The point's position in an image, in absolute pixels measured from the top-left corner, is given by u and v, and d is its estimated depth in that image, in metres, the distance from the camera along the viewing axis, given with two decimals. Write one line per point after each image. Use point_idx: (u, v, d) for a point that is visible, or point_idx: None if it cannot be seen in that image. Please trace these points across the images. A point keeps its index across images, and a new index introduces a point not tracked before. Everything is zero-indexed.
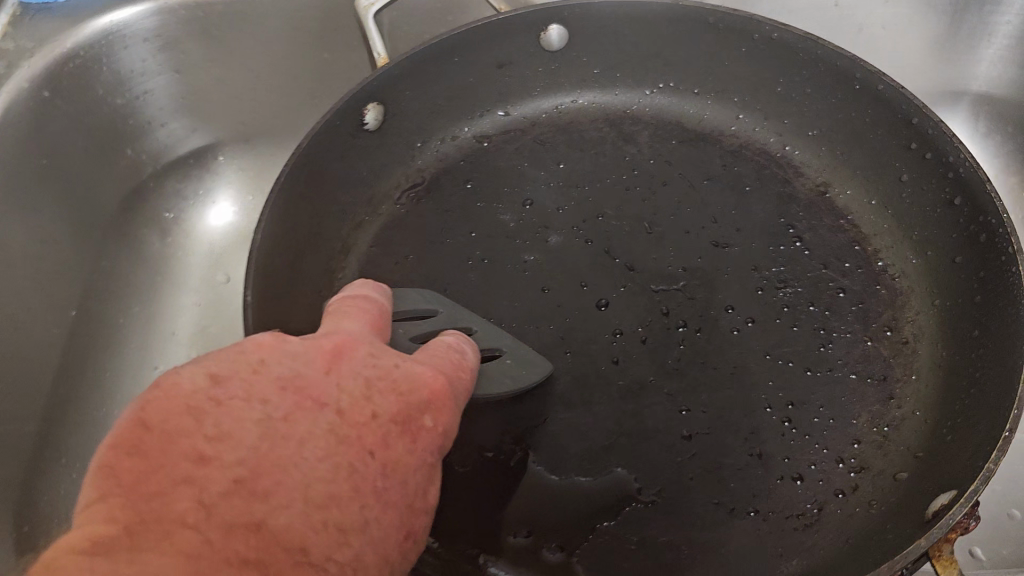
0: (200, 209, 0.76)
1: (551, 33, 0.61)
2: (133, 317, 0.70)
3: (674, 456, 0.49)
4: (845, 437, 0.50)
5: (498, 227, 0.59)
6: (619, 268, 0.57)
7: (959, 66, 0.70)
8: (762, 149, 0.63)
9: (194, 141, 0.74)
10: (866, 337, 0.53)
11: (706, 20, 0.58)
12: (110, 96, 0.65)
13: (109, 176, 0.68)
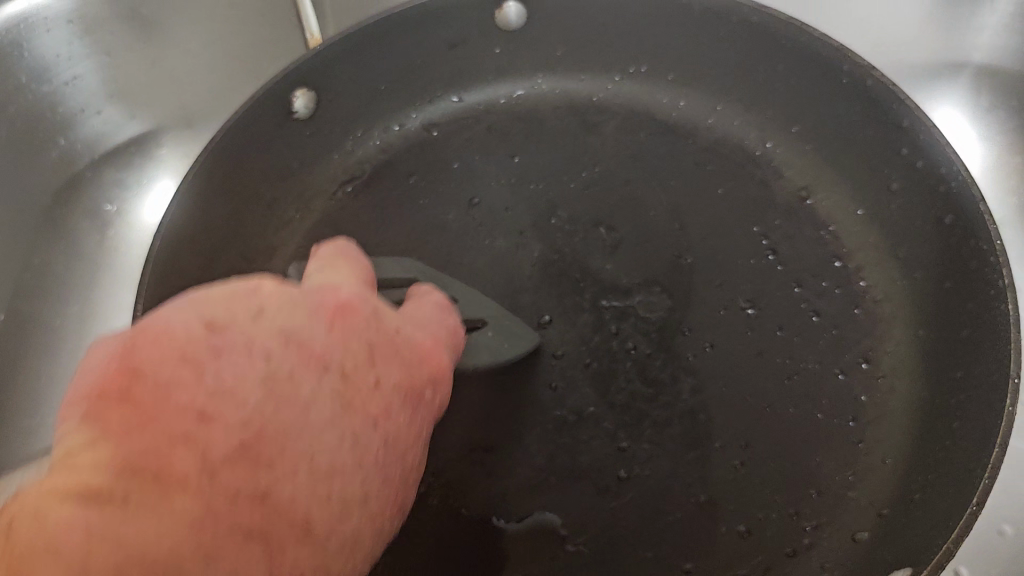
0: (140, 194, 0.67)
1: (508, 10, 0.55)
2: (64, 326, 0.62)
3: (608, 501, 0.45)
4: (804, 484, 0.45)
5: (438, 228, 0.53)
6: (568, 280, 0.51)
7: (957, 32, 0.59)
8: (739, 146, 0.56)
9: (132, 129, 0.65)
10: (837, 369, 0.48)
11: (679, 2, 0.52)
12: (33, 82, 0.59)
13: (35, 171, 0.61)
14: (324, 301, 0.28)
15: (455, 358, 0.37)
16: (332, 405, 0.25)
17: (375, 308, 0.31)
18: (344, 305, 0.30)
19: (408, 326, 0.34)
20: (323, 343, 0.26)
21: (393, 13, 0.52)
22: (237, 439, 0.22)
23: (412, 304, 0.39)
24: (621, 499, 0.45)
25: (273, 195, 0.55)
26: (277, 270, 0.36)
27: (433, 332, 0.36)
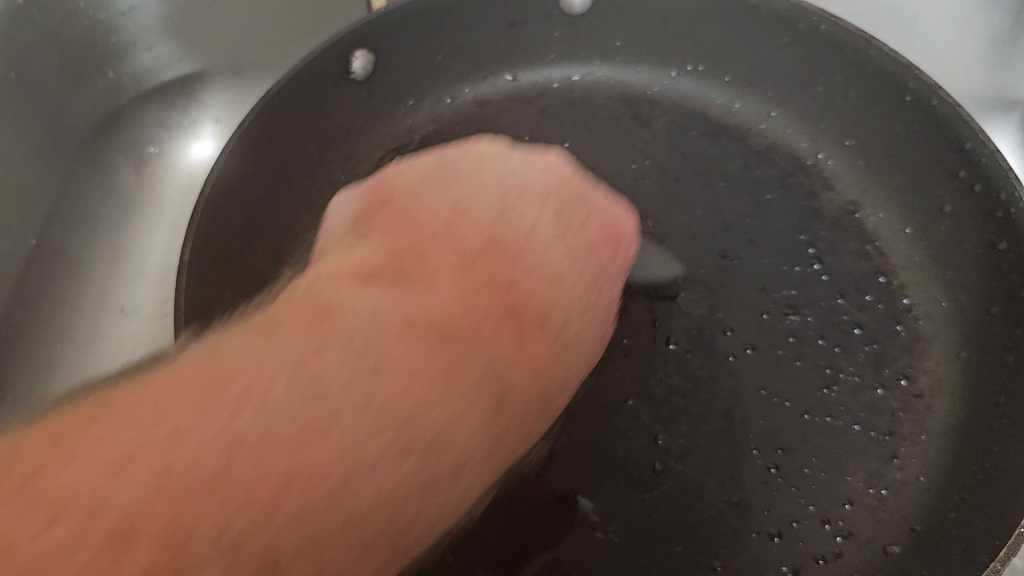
0: (185, 137, 0.67)
1: None
2: (96, 257, 0.62)
3: (640, 494, 0.44)
4: (836, 495, 0.45)
5: None
6: None
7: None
8: (791, 154, 0.56)
9: (181, 70, 0.65)
10: (875, 385, 0.47)
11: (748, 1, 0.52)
12: (91, 9, 0.59)
13: (81, 98, 0.61)
14: (502, 252, 0.32)
15: (613, 291, 0.36)
16: (446, 385, 0.25)
17: (546, 250, 0.33)
18: (505, 265, 0.31)
19: (572, 266, 0.33)
20: (480, 324, 0.28)
21: None
22: (342, 463, 0.23)
23: (588, 213, 0.37)
24: (654, 492, 0.44)
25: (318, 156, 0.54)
26: (459, 174, 0.38)
27: (592, 264, 0.35)
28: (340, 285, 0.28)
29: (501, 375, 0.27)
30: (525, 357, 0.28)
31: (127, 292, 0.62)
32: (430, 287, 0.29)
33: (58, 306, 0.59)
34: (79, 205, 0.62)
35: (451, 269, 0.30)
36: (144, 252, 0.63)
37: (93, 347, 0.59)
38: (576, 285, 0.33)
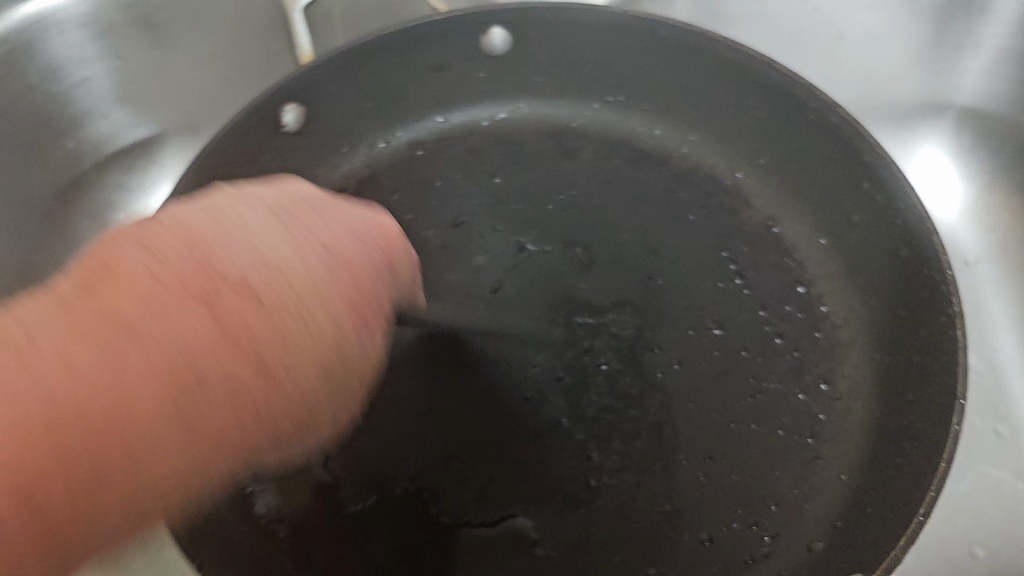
0: (144, 196, 0.69)
1: (492, 36, 0.58)
2: None
3: (579, 508, 0.47)
4: (762, 499, 0.47)
5: (419, 242, 0.56)
6: (551, 305, 0.54)
7: (942, 78, 0.69)
8: (711, 176, 0.59)
9: (138, 134, 0.69)
10: (798, 390, 0.50)
11: (657, 34, 0.55)
12: (42, 84, 0.62)
13: (41, 171, 0.64)
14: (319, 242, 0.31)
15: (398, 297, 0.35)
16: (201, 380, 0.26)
17: (348, 230, 0.33)
18: (270, 263, 0.29)
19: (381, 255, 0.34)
20: (278, 310, 0.28)
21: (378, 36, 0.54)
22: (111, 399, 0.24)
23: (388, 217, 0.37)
24: (591, 507, 0.47)
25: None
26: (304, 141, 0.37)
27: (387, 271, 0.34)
28: (124, 247, 0.28)
29: (290, 365, 0.28)
30: (306, 354, 0.28)
31: None
32: (295, 298, 0.29)
33: None
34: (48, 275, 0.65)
35: (254, 242, 0.29)
36: None
37: None
38: (376, 274, 0.33)
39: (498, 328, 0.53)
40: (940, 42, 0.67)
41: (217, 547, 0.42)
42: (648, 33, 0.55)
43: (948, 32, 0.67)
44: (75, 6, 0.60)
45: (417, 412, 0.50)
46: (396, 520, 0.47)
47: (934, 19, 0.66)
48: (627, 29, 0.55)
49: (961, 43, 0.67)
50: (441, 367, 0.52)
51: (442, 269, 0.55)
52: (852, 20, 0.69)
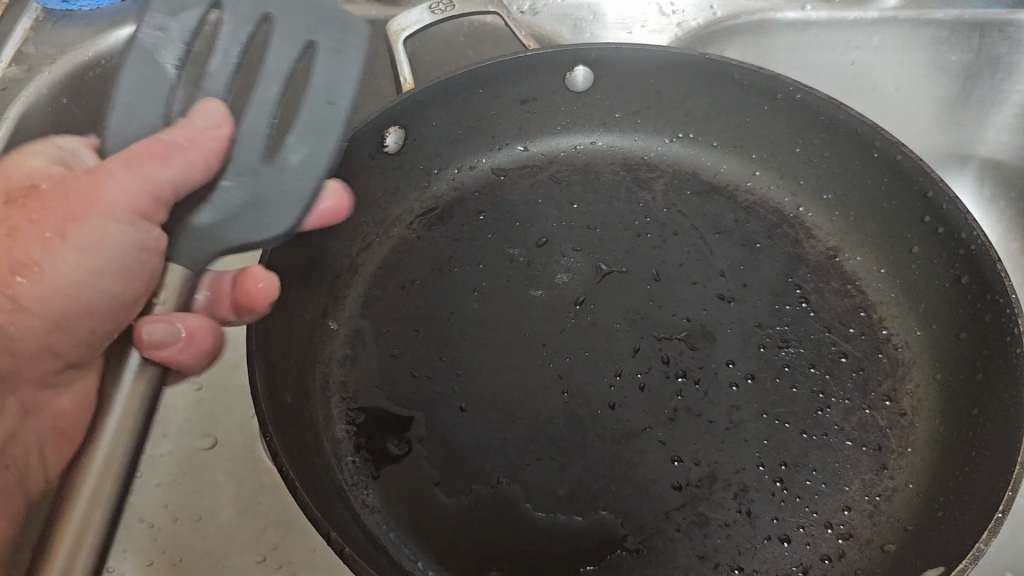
0: None
1: (576, 74, 0.62)
2: None
3: (663, 507, 0.50)
4: (835, 503, 0.50)
5: (505, 262, 0.60)
6: (628, 325, 0.57)
7: (971, 130, 0.81)
8: (774, 208, 0.63)
9: None
10: (864, 406, 0.53)
11: (731, 76, 0.60)
12: None
13: None
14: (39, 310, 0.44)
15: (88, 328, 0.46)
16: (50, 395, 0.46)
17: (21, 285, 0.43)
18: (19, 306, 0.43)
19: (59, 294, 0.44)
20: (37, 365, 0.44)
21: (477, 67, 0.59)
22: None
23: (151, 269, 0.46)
24: (675, 506, 0.50)
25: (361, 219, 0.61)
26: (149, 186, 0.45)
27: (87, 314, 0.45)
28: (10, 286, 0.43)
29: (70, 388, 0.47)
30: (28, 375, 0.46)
31: None
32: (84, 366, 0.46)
33: None
34: None
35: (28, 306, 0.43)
36: None
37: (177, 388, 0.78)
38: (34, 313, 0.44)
39: (580, 342, 0.56)
40: (966, 97, 0.79)
41: (337, 531, 0.45)
42: (723, 74, 0.60)
43: (973, 91, 0.78)
44: None
45: (508, 418, 0.53)
46: (492, 513, 0.49)
47: (961, 79, 0.78)
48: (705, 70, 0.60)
49: (987, 98, 0.78)
50: (529, 373, 0.55)
51: (527, 286, 0.58)
52: (887, 76, 0.80)
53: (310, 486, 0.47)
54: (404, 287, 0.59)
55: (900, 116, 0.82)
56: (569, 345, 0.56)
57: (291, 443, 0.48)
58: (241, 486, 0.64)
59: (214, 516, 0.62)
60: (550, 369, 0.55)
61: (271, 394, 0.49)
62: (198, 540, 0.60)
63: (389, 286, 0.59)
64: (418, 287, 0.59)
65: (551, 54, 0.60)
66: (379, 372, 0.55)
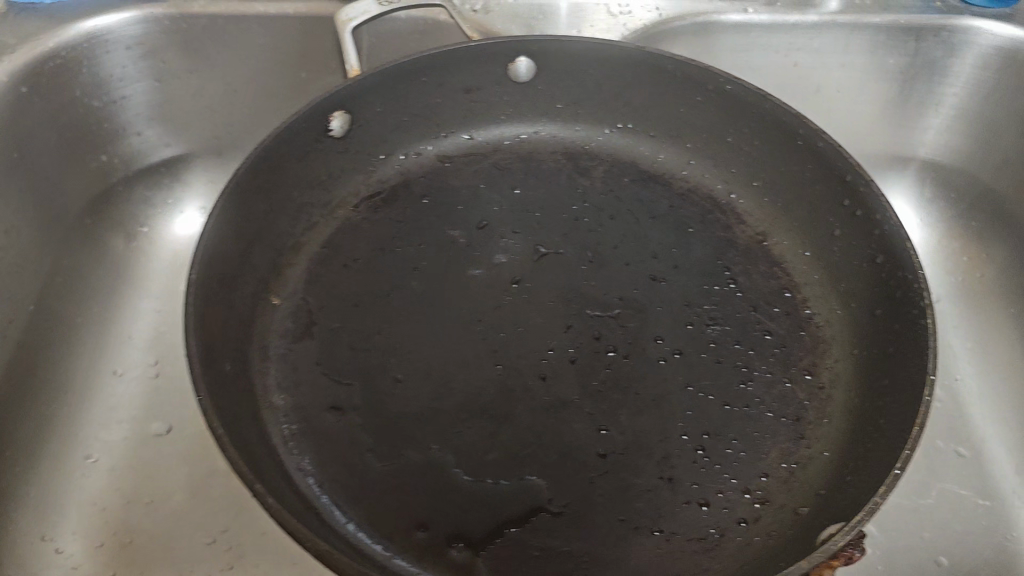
0: (169, 216, 0.88)
1: (519, 65, 0.65)
2: (90, 319, 0.81)
3: (587, 473, 0.51)
4: (753, 470, 0.52)
5: (447, 242, 0.63)
6: (564, 304, 0.59)
7: (905, 133, 0.85)
8: (709, 194, 0.67)
9: (167, 152, 0.86)
10: (785, 379, 0.56)
11: (669, 69, 0.62)
12: (87, 97, 0.79)
13: (78, 175, 0.80)
14: None
15: None
16: None
17: None
18: None
19: None
20: None
21: (421, 57, 0.61)
22: None
23: None
24: (600, 472, 0.51)
25: (305, 201, 0.63)
26: None
27: None
28: None
29: None
30: None
31: (120, 354, 0.81)
32: None
33: (68, 359, 0.78)
34: (81, 279, 0.81)
35: None
36: (136, 317, 0.83)
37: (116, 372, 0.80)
38: None
39: (518, 319, 0.59)
40: (905, 98, 0.82)
41: (268, 488, 0.46)
42: (661, 67, 0.62)
43: (911, 94, 0.82)
44: (123, 28, 0.78)
45: (442, 387, 0.55)
46: (422, 477, 0.51)
47: (900, 82, 0.81)
48: (646, 63, 0.62)
49: (922, 102, 0.82)
50: (464, 347, 0.57)
51: (465, 267, 0.61)
52: (830, 76, 0.83)
53: (245, 448, 0.48)
54: (348, 266, 0.62)
55: (838, 115, 0.86)
56: (505, 323, 0.58)
57: (225, 404, 0.50)
58: (197, 472, 0.74)
59: (167, 501, 0.73)
60: (485, 344, 0.57)
61: (208, 359, 0.50)
62: (149, 523, 0.71)
63: (335, 265, 0.62)
64: (361, 266, 0.61)
65: (495, 45, 0.62)
66: (319, 345, 0.57)
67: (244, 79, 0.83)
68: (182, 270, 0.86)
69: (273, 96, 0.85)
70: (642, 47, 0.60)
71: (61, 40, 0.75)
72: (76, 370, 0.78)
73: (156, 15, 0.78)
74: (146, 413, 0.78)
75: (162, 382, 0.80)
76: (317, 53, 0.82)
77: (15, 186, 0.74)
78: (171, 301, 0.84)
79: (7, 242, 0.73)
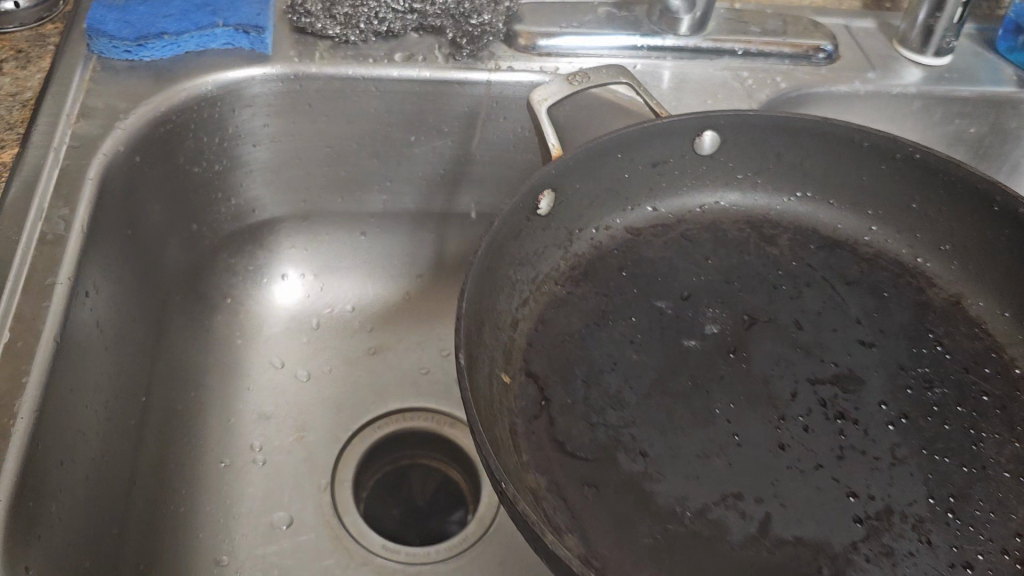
0: (268, 287, 0.83)
1: (703, 138, 0.66)
2: (197, 402, 0.75)
3: (851, 539, 0.51)
4: (1006, 530, 0.51)
5: (657, 314, 0.62)
6: (789, 369, 0.60)
7: None
8: (894, 259, 0.69)
9: (259, 217, 0.81)
10: (1013, 439, 0.56)
11: (852, 139, 0.64)
12: (192, 165, 0.73)
13: (176, 247, 0.74)
14: None
15: None
16: None
17: None
18: None
19: None
20: None
21: (630, 130, 0.61)
22: None
23: None
24: (864, 536, 0.51)
25: (518, 277, 0.62)
26: None
27: None
28: None
29: None
30: None
31: (227, 439, 0.75)
32: None
33: (182, 447, 0.72)
34: (184, 359, 0.75)
35: None
36: (239, 398, 0.77)
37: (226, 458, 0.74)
38: None
39: (743, 386, 0.59)
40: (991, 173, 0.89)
41: None
42: (845, 138, 0.65)
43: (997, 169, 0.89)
44: (240, 89, 0.72)
45: (694, 465, 0.54)
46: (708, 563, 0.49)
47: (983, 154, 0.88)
48: (829, 133, 0.65)
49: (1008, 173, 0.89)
50: (708, 420, 0.56)
51: (679, 336, 0.61)
52: None
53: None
54: (566, 338, 0.61)
55: None
56: (738, 394, 0.58)
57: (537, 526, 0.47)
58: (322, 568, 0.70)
59: None
60: (722, 417, 0.57)
61: None
62: None
63: (550, 342, 0.61)
64: (583, 338, 0.60)
65: (683, 120, 0.63)
66: (566, 439, 0.55)
67: (353, 141, 0.78)
68: (276, 345, 0.81)
69: (381, 157, 0.80)
70: (825, 118, 0.63)
71: (172, 104, 0.69)
72: (189, 459, 0.72)
73: (272, 77, 0.72)
74: (260, 501, 0.72)
75: (275, 471, 0.74)
76: (437, 113, 0.77)
77: (130, 263, 0.67)
78: (269, 377, 0.80)
79: (125, 320, 0.66)
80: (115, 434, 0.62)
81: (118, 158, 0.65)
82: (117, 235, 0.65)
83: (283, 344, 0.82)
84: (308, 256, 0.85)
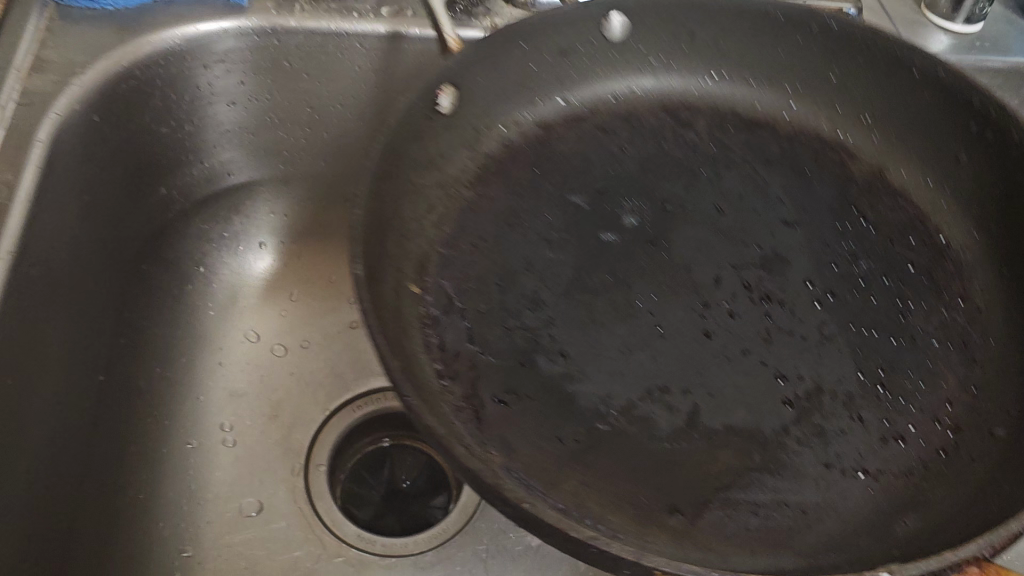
0: (242, 255, 0.78)
1: (611, 21, 0.64)
2: (167, 381, 0.70)
3: (780, 418, 0.53)
4: (937, 399, 0.53)
5: (570, 207, 0.63)
6: (722, 268, 0.61)
7: None
8: (817, 136, 0.68)
9: (235, 180, 0.76)
10: (940, 307, 0.58)
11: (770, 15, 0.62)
12: (156, 125, 0.67)
13: (140, 212, 0.69)
14: None
15: None
16: None
17: None
18: None
19: None
20: None
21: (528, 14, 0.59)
22: None
23: None
24: (795, 417, 0.53)
25: (428, 178, 0.59)
26: None
27: None
28: None
29: None
30: None
31: (198, 420, 0.71)
32: None
33: (148, 430, 0.67)
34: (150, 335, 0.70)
35: None
36: (211, 376, 0.73)
37: (196, 440, 0.70)
38: None
39: (666, 277, 0.61)
40: None
41: None
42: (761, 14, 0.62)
43: None
44: (211, 41, 0.65)
45: (615, 358, 0.56)
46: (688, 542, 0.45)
47: None
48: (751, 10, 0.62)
49: None
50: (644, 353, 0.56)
51: (596, 231, 0.62)
52: None
53: None
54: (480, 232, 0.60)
55: None
56: (671, 309, 0.59)
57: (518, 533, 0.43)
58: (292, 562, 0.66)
59: None
60: (646, 314, 0.58)
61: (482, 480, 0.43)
62: None
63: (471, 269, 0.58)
64: (489, 245, 0.60)
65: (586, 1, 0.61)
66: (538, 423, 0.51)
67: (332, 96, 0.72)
68: (247, 314, 0.77)
69: (364, 115, 0.74)
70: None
71: (137, 58, 0.63)
72: (157, 444, 0.67)
73: (247, 31, 0.66)
74: (230, 486, 0.69)
75: (251, 459, 0.70)
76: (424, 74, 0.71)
77: (86, 232, 0.61)
78: (243, 353, 0.75)
79: (80, 295, 0.60)
80: (65, 423, 0.57)
81: (76, 119, 0.59)
82: (71, 203, 0.59)
83: (253, 314, 0.77)
84: (284, 223, 0.80)
